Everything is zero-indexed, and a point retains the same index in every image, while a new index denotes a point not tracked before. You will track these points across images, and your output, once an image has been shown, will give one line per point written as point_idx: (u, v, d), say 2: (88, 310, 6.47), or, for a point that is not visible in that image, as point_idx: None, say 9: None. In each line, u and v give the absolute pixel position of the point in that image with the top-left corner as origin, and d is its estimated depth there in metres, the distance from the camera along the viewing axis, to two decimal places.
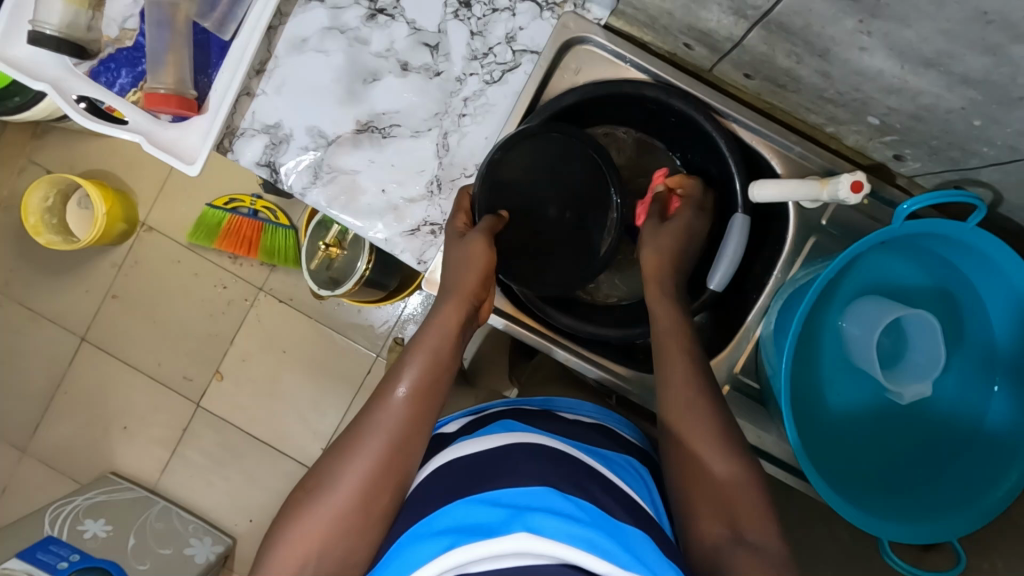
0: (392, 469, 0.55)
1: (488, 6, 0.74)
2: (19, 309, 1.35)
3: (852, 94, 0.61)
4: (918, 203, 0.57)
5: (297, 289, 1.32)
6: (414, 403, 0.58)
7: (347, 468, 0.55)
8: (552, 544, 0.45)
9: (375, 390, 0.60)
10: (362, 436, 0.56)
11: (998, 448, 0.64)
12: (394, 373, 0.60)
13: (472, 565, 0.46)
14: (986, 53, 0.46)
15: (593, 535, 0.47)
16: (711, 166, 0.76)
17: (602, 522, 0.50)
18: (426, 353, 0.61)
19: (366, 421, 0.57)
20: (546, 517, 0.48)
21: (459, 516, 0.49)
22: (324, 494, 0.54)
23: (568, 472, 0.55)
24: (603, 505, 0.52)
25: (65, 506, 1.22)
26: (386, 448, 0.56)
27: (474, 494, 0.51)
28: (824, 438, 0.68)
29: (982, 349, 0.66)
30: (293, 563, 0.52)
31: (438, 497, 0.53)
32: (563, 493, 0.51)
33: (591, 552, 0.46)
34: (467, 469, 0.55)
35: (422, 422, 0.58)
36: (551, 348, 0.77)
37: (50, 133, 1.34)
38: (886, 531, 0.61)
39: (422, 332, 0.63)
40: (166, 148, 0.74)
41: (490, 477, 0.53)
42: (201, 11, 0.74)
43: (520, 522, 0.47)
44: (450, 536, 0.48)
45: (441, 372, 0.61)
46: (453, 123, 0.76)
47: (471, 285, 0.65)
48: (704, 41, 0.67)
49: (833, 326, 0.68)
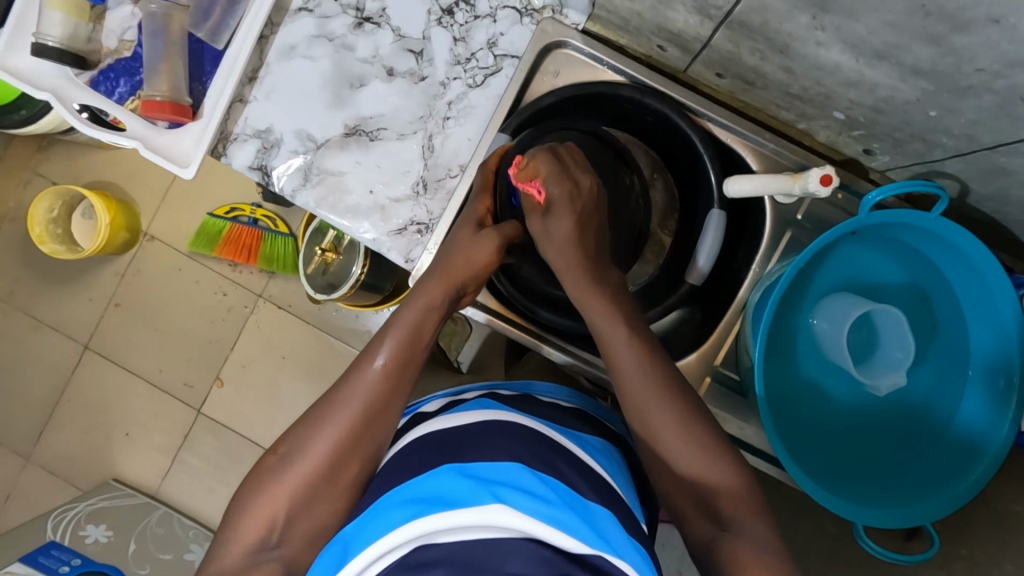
0: (364, 443, 0.58)
1: (469, 13, 0.77)
2: (24, 319, 1.38)
3: (816, 90, 0.63)
4: (883, 191, 0.60)
5: (295, 295, 1.34)
6: (388, 375, 0.60)
7: (319, 438, 0.57)
8: (516, 517, 0.48)
9: (353, 363, 0.62)
10: (335, 408, 0.59)
11: (971, 434, 0.65)
12: (373, 345, 0.62)
13: (438, 536, 0.47)
14: (931, 44, 0.48)
15: (559, 513, 0.49)
16: (689, 165, 0.78)
17: (570, 500, 0.52)
18: (405, 328, 0.63)
19: (341, 393, 0.60)
20: (514, 491, 0.50)
21: (430, 488, 0.51)
22: (295, 460, 0.57)
23: (537, 451, 0.56)
24: (570, 482, 0.54)
25: (67, 512, 1.25)
26: (358, 424, 0.58)
27: (449, 464, 0.53)
28: (804, 428, 0.69)
29: (957, 332, 0.67)
30: (260, 525, 0.55)
31: (416, 466, 0.55)
32: (536, 472, 0.53)
33: (556, 529, 0.48)
34: (442, 441, 0.57)
35: (395, 402, 0.60)
36: (538, 344, 0.79)
37: (56, 147, 1.38)
38: (864, 517, 0.62)
39: (404, 308, 0.64)
40: (161, 152, 0.77)
41: (463, 451, 0.55)
42: (194, 22, 0.77)
43: (488, 493, 0.49)
44: (422, 504, 0.50)
45: (417, 350, 0.63)
46: (437, 126, 0.79)
47: (457, 271, 0.67)
48: (676, 41, 0.69)
49: (806, 318, 0.70)
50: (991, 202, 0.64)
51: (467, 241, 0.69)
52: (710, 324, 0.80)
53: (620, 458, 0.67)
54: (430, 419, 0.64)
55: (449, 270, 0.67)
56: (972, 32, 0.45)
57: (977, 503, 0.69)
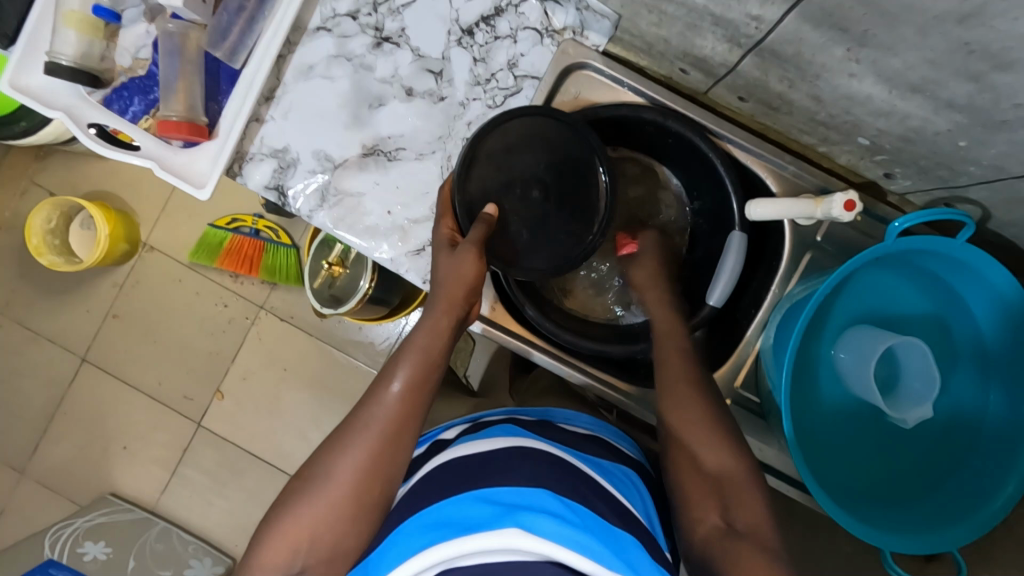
0: (382, 466, 0.57)
1: (490, 33, 0.76)
2: (19, 330, 1.35)
3: (843, 117, 0.63)
4: (911, 219, 0.59)
5: (298, 307, 1.33)
6: (406, 399, 0.60)
7: (341, 460, 0.57)
8: (537, 542, 0.47)
9: (369, 388, 0.62)
10: (354, 431, 0.58)
11: (992, 461, 0.66)
12: (390, 368, 0.62)
13: (460, 559, 0.48)
14: (970, 81, 0.48)
15: (582, 537, 0.49)
16: (708, 184, 0.78)
17: (592, 524, 0.51)
18: (419, 352, 0.63)
19: (358, 417, 0.59)
20: (537, 516, 0.50)
21: (450, 513, 0.51)
22: (317, 484, 0.56)
23: (560, 478, 0.56)
24: (594, 508, 0.54)
25: (65, 528, 1.22)
26: (378, 445, 0.58)
27: (469, 490, 0.53)
28: (824, 454, 0.69)
29: (975, 357, 0.68)
30: (285, 551, 0.54)
31: (439, 490, 0.55)
32: (558, 497, 0.53)
33: (578, 554, 0.47)
34: (460, 468, 0.57)
35: (412, 422, 0.60)
36: (531, 353, 0.78)
37: (54, 155, 1.36)
38: (890, 543, 0.62)
39: (414, 333, 0.64)
40: (176, 172, 0.76)
41: (482, 477, 0.54)
42: (211, 41, 0.75)
43: (511, 519, 0.49)
44: (442, 530, 0.50)
45: (431, 370, 0.63)
46: (457, 146, 0.78)
47: (454, 291, 0.65)
48: (700, 66, 0.69)
49: (829, 345, 0.70)
50: (1013, 228, 0.65)
51: (449, 259, 0.66)
52: (729, 344, 0.80)
53: (640, 483, 0.67)
54: (445, 447, 0.64)
55: (449, 294, 0.65)
56: (1014, 72, 0.45)
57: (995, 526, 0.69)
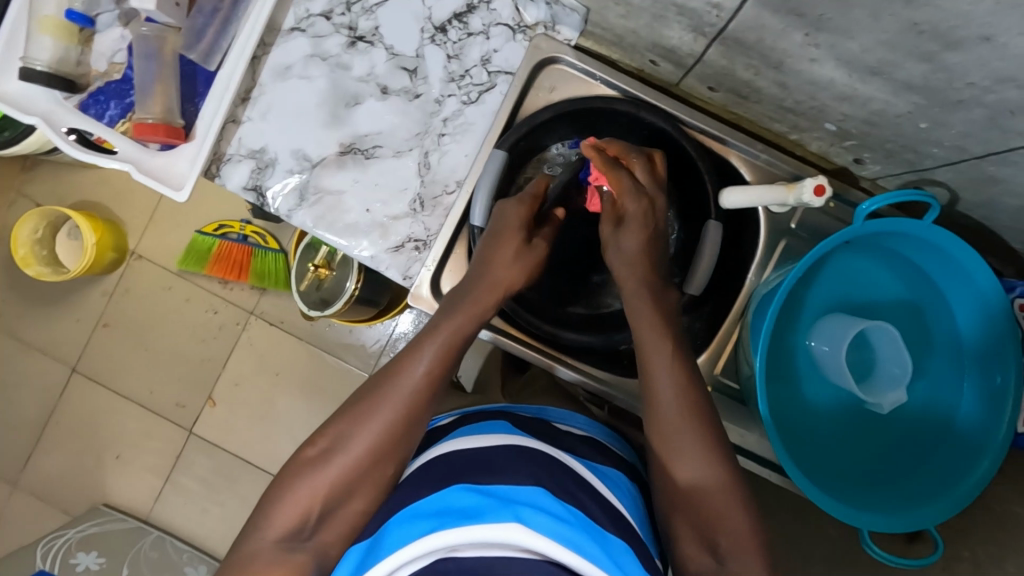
0: (391, 449, 0.58)
1: (463, 30, 0.77)
2: (9, 342, 1.35)
3: (809, 103, 0.64)
4: (878, 202, 0.60)
5: (288, 311, 1.33)
6: (422, 386, 0.60)
7: (355, 436, 0.57)
8: (534, 537, 0.49)
9: (389, 367, 0.62)
10: (372, 406, 0.59)
11: (966, 441, 0.66)
12: (411, 354, 0.62)
13: (457, 549, 0.49)
14: (924, 61, 0.49)
15: (576, 536, 0.51)
16: (683, 175, 0.78)
17: (585, 524, 0.53)
18: (442, 341, 0.63)
19: (377, 394, 0.59)
20: (534, 511, 0.51)
21: (449, 501, 0.52)
22: (325, 458, 0.57)
23: (557, 478, 0.57)
24: (588, 511, 0.55)
25: (57, 539, 1.23)
26: (391, 427, 0.58)
27: (471, 481, 0.54)
28: (802, 438, 0.70)
29: (948, 339, 0.68)
30: (287, 521, 0.54)
31: (438, 480, 0.56)
32: (555, 496, 0.54)
33: (570, 550, 0.49)
34: (460, 461, 0.57)
35: (425, 409, 0.60)
36: (555, 366, 0.79)
37: (40, 166, 1.36)
38: (866, 522, 0.63)
39: (441, 320, 0.64)
40: (155, 175, 0.76)
41: (482, 470, 0.56)
42: (187, 43, 0.76)
43: (509, 512, 0.50)
44: (441, 518, 0.51)
45: (450, 361, 0.63)
46: (433, 143, 0.79)
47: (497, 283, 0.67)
48: (669, 57, 0.70)
49: (805, 331, 0.70)
50: (980, 208, 0.66)
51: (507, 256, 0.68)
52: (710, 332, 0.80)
53: (635, 488, 0.67)
54: (444, 437, 0.64)
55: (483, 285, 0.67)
56: (964, 50, 0.46)
57: (976, 505, 0.70)
